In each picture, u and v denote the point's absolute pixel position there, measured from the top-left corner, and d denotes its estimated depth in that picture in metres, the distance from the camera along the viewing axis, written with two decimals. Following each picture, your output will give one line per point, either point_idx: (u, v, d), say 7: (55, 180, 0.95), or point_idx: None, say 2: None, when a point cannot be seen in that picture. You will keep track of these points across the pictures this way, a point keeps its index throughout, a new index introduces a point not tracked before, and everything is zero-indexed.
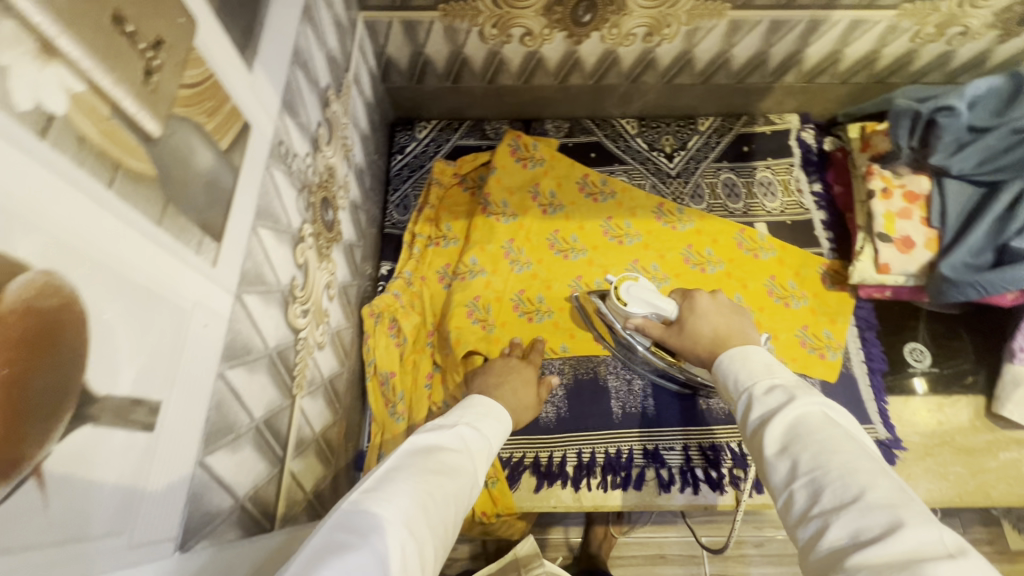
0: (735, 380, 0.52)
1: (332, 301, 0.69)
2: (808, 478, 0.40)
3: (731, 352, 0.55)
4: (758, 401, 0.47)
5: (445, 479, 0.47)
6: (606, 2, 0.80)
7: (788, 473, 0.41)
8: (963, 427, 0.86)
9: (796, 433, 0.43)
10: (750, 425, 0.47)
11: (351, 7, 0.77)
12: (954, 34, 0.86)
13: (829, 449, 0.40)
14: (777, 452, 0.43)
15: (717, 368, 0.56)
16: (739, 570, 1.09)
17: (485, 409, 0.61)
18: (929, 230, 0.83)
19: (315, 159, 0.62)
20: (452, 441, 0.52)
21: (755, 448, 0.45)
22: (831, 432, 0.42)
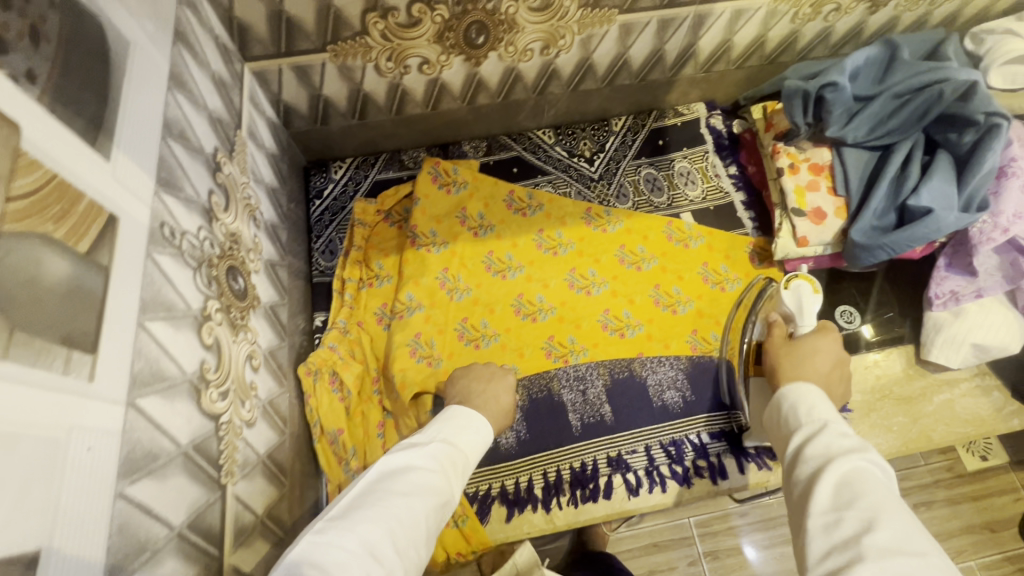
0: (808, 407, 0.53)
1: (258, 372, 0.65)
2: (866, 520, 0.41)
3: (809, 387, 0.55)
4: (833, 438, 0.48)
5: (415, 499, 0.49)
6: (497, 22, 0.79)
7: (845, 508, 0.43)
8: (898, 377, 0.90)
9: (860, 477, 0.44)
10: (809, 453, 0.49)
11: (233, 60, 0.73)
12: (829, 11, 0.91)
13: (892, 503, 0.42)
14: (833, 487, 0.45)
15: (786, 390, 0.57)
16: (731, 541, 1.12)
17: (463, 421, 0.61)
18: (837, 199, 0.87)
19: (212, 231, 0.59)
20: (428, 459, 0.53)
21: (805, 477, 0.47)
22: (890, 493, 0.44)
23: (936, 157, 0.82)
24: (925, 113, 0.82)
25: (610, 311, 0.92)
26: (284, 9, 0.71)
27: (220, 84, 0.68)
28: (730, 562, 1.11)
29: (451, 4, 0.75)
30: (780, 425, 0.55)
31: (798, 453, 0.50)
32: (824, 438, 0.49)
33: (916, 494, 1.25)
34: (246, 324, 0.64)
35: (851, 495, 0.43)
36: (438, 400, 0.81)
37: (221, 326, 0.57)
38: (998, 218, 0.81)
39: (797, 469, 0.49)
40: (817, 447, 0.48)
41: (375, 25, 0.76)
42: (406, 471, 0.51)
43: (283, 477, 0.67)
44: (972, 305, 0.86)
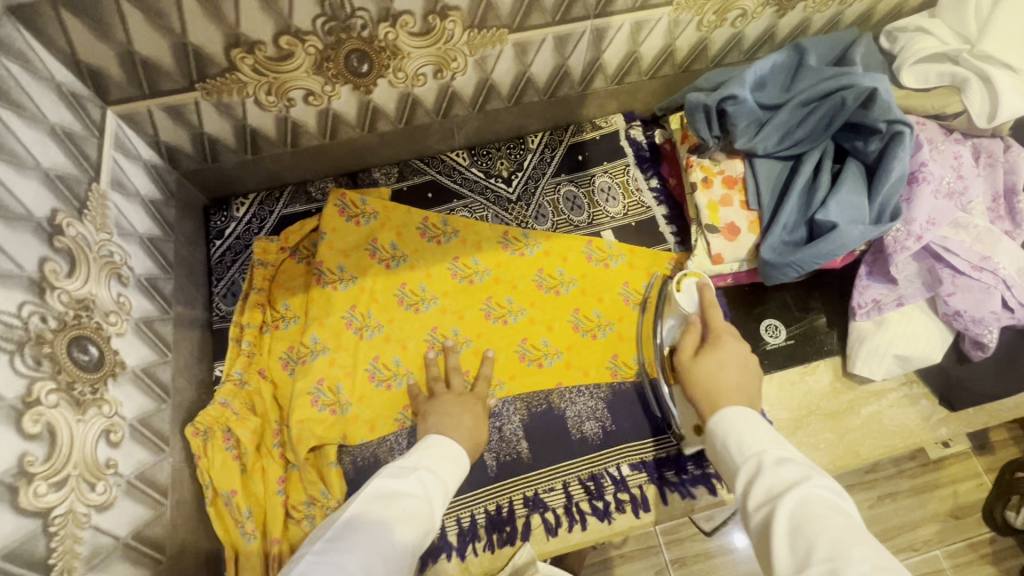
0: (738, 442, 0.54)
1: (120, 446, 0.60)
2: (825, 565, 0.40)
3: (738, 411, 0.58)
4: (772, 472, 0.49)
5: (402, 521, 0.54)
6: (378, 49, 0.75)
7: (804, 556, 0.42)
8: (825, 392, 0.88)
9: (808, 515, 0.44)
10: (755, 496, 0.49)
11: (87, 106, 0.68)
12: (735, 17, 0.87)
13: (846, 537, 0.41)
14: (785, 533, 0.44)
15: (715, 427, 0.58)
16: (700, 547, 1.18)
17: (443, 452, 0.67)
18: (749, 213, 0.85)
19: (45, 304, 0.54)
20: (412, 486, 0.59)
21: (761, 527, 0.47)
22: (837, 516, 0.44)
23: (846, 165, 0.79)
24: (831, 122, 0.79)
25: (527, 340, 0.89)
26: (135, 50, 0.65)
27: (64, 136, 0.62)
28: (698, 567, 1.17)
29: (322, 34, 0.70)
30: (725, 469, 0.55)
31: (746, 498, 0.50)
32: (763, 478, 0.49)
33: (881, 487, 1.24)
34: (100, 397, 0.59)
35: (802, 536, 0.43)
36: (342, 449, 0.80)
37: (58, 408, 0.52)
38: (911, 226, 0.78)
39: (751, 518, 0.48)
40: (760, 488, 0.49)
41: (243, 61, 0.71)
42: (394, 496, 0.56)
43: (160, 553, 0.63)
44: (894, 314, 0.83)
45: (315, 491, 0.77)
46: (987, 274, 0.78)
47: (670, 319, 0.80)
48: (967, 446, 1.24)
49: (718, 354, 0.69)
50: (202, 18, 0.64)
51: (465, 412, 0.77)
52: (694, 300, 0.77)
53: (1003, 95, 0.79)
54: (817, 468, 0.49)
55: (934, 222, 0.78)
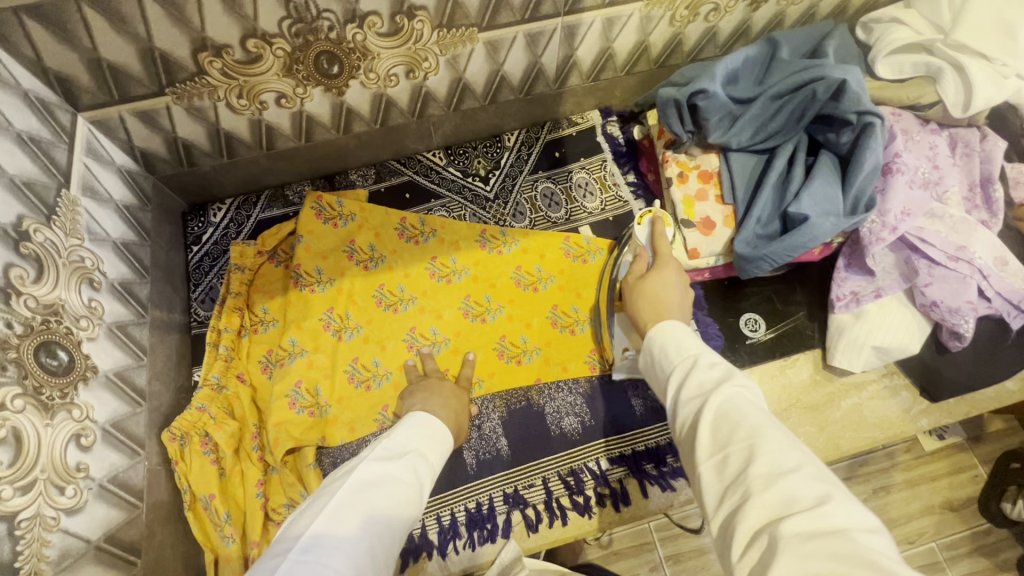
0: (676, 346, 0.57)
1: (92, 450, 0.61)
2: (744, 444, 0.43)
3: (671, 324, 0.60)
4: (704, 370, 0.52)
5: (393, 509, 0.58)
6: (347, 51, 0.75)
7: (725, 439, 0.45)
8: (805, 385, 0.88)
9: (732, 404, 0.47)
10: (688, 391, 0.51)
11: (57, 112, 0.68)
12: (708, 11, 0.87)
13: (764, 423, 0.44)
14: (711, 419, 0.47)
15: (654, 335, 0.61)
16: (693, 544, 1.18)
17: (429, 432, 0.71)
18: (725, 207, 0.84)
19: (9, 310, 0.54)
20: (404, 472, 0.63)
21: (689, 416, 0.49)
22: (760, 407, 0.47)
23: (819, 158, 0.79)
24: (803, 115, 0.79)
25: (506, 338, 0.89)
26: (102, 57, 0.66)
27: (31, 143, 0.62)
28: (692, 563, 1.16)
29: (290, 36, 0.70)
30: (660, 370, 0.58)
31: (680, 393, 0.52)
32: (696, 374, 0.52)
33: (873, 480, 1.23)
34: (71, 402, 0.59)
35: (726, 422, 0.46)
36: (321, 450, 0.80)
37: (24, 413, 0.53)
38: (885, 218, 0.78)
39: (681, 412, 0.51)
40: (692, 383, 0.51)
41: (211, 65, 0.71)
42: (385, 481, 0.60)
43: (135, 557, 0.64)
44: (872, 306, 0.83)
45: (295, 493, 0.77)
46: (963, 264, 0.77)
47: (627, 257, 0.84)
48: (960, 437, 1.24)
49: (662, 275, 0.73)
50: (167, 22, 0.64)
51: (443, 400, 0.78)
52: (649, 234, 0.81)
53: (976, 86, 0.79)
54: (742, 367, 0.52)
55: (908, 213, 0.78)
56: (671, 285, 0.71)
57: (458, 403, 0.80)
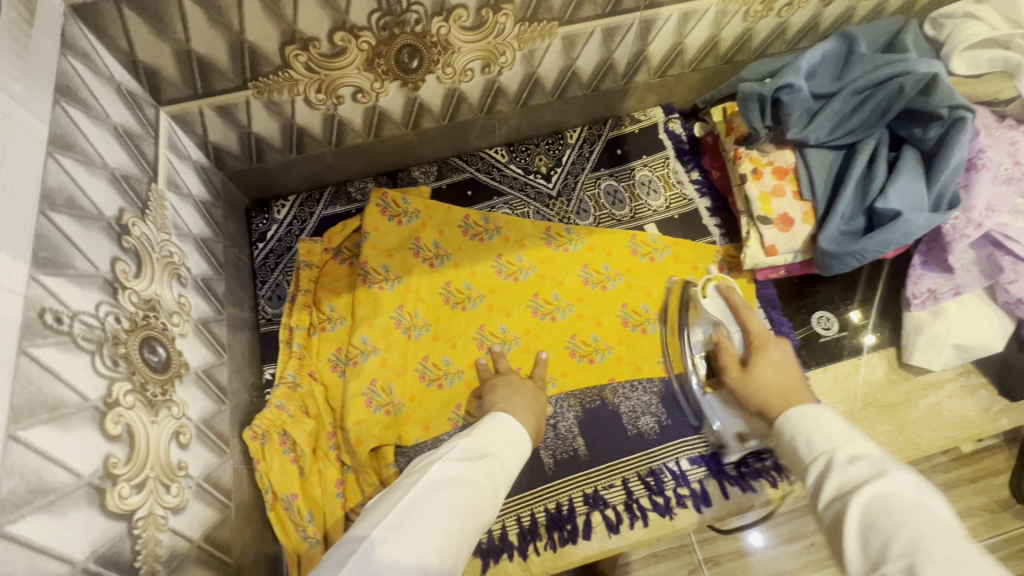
0: (806, 439, 0.54)
1: (188, 448, 0.60)
2: (904, 563, 0.38)
3: (809, 407, 0.57)
4: (843, 469, 0.48)
5: (465, 514, 0.53)
6: (429, 44, 0.74)
7: (879, 555, 0.40)
8: (881, 384, 0.87)
9: (880, 506, 0.43)
10: (827, 493, 0.48)
11: (143, 106, 0.67)
12: (782, 6, 0.86)
13: (926, 537, 0.39)
14: (859, 529, 0.43)
15: (790, 413, 0.59)
16: (732, 545, 1.09)
17: (508, 434, 0.67)
18: (803, 203, 0.83)
19: (118, 305, 0.53)
20: (479, 474, 0.58)
21: (833, 523, 0.46)
22: (920, 512, 0.41)
23: (902, 153, 0.78)
24: (886, 110, 0.78)
25: (577, 336, 0.88)
26: (193, 49, 0.65)
27: (125, 136, 0.62)
28: (731, 566, 1.07)
29: (376, 29, 0.69)
30: (797, 465, 0.55)
31: (818, 494, 0.49)
32: (835, 475, 0.48)
33: None
34: (170, 398, 0.58)
35: (877, 533, 0.41)
36: (398, 450, 0.79)
37: (134, 409, 0.51)
38: (970, 214, 0.77)
39: (823, 513, 0.47)
40: (831, 485, 0.48)
41: (297, 58, 0.70)
42: (460, 481, 0.56)
43: (227, 556, 0.62)
44: (951, 304, 0.82)
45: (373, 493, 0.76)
46: None
47: (698, 328, 0.83)
48: None
49: (768, 355, 0.72)
50: (262, 14, 0.63)
51: (520, 396, 0.77)
52: (718, 302, 0.83)
53: None
54: (898, 464, 0.47)
55: (994, 209, 0.77)
56: (780, 366, 0.69)
57: (538, 405, 0.78)
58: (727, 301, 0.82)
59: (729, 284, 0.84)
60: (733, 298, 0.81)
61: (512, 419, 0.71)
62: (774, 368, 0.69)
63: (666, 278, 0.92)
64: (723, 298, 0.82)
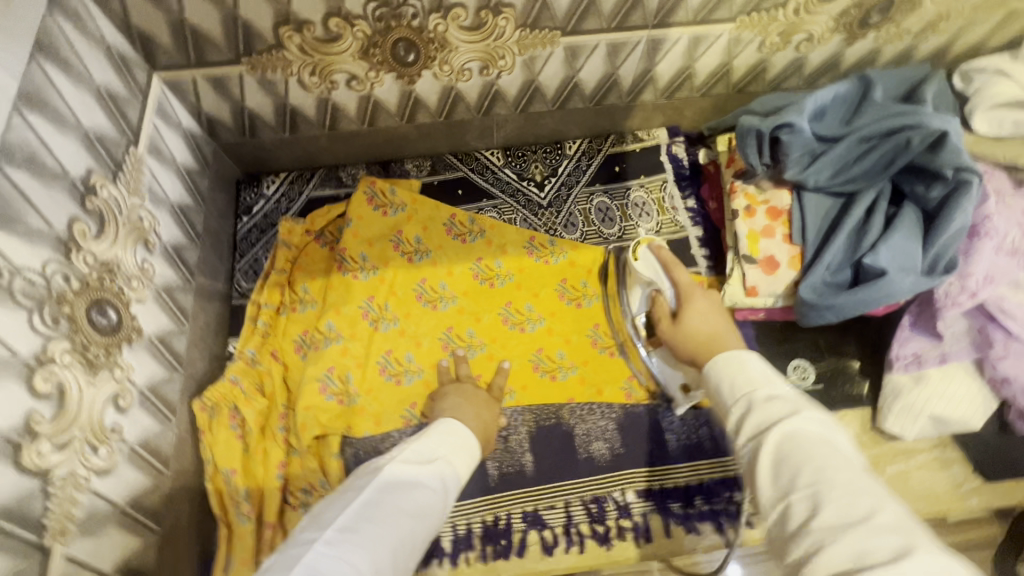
0: (729, 384, 0.52)
1: (127, 411, 0.60)
2: (807, 491, 0.40)
3: (735, 354, 0.54)
4: (762, 410, 0.47)
5: (417, 521, 0.51)
6: (426, 40, 0.73)
7: (787, 484, 0.41)
8: (850, 444, 0.83)
9: (799, 436, 0.43)
10: (746, 432, 0.47)
11: (133, 69, 0.68)
12: (800, 41, 0.83)
13: (831, 466, 0.41)
14: (770, 461, 0.43)
15: (714, 364, 0.55)
16: None
17: (460, 439, 0.65)
18: (792, 247, 0.80)
19: (69, 264, 0.54)
20: (430, 479, 0.56)
21: (746, 459, 0.46)
22: (828, 446, 0.42)
23: (901, 210, 0.74)
24: (892, 162, 0.74)
25: (543, 351, 0.87)
26: (187, 19, 0.65)
27: (107, 98, 0.62)
28: None
29: (372, 19, 0.69)
30: (718, 412, 0.53)
31: (737, 436, 0.48)
32: (754, 416, 0.47)
33: None
34: (114, 361, 0.59)
35: (787, 465, 0.42)
36: (346, 440, 0.78)
37: (70, 369, 0.52)
38: (966, 281, 0.72)
39: (739, 452, 0.47)
40: (749, 425, 0.47)
41: (291, 39, 0.70)
42: (413, 487, 0.53)
43: (154, 523, 0.63)
44: (934, 371, 0.78)
45: (314, 479, 0.75)
46: None
47: (636, 292, 0.80)
48: None
49: (694, 309, 0.70)
50: None
51: (473, 408, 0.76)
52: (652, 262, 0.76)
53: None
54: (807, 400, 0.47)
55: (993, 279, 0.73)
56: (706, 314, 0.69)
57: (489, 414, 0.77)
58: (657, 261, 0.76)
59: (661, 245, 0.77)
60: (663, 257, 0.75)
61: (461, 425, 0.70)
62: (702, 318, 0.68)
63: None
64: (654, 257, 0.76)
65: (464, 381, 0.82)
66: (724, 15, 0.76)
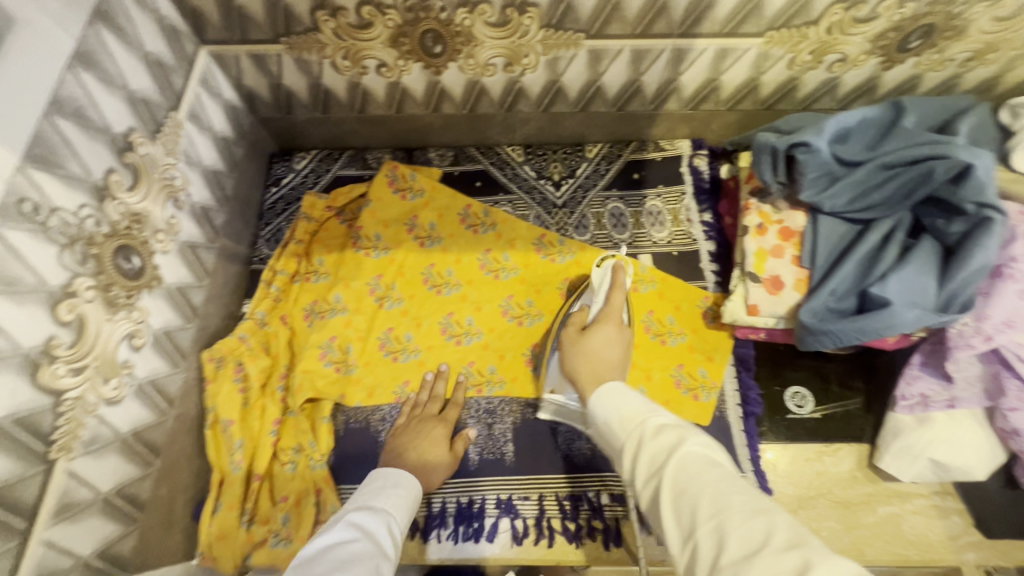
0: (619, 417, 0.57)
1: (139, 350, 0.66)
2: (711, 525, 0.41)
3: (614, 386, 0.62)
4: (651, 443, 0.50)
5: (349, 568, 0.48)
6: (453, 33, 0.76)
7: (690, 522, 0.43)
8: (842, 478, 0.81)
9: (687, 463, 0.46)
10: (642, 470, 0.49)
11: (183, 41, 0.74)
12: (833, 61, 0.81)
13: (724, 491, 0.43)
14: (671, 497, 0.45)
15: (598, 400, 0.61)
16: None
17: (378, 486, 0.65)
18: (800, 270, 0.78)
19: (100, 210, 0.59)
20: (348, 531, 0.54)
21: (649, 500, 0.47)
22: (713, 469, 0.45)
23: (918, 242, 0.72)
24: (913, 192, 0.71)
25: (537, 346, 0.88)
26: None
27: (155, 64, 0.68)
28: None
29: (402, 10, 0.72)
30: (611, 442, 0.57)
31: (635, 474, 0.50)
32: (646, 449, 0.50)
33: None
34: (133, 303, 0.64)
35: (686, 498, 0.44)
36: (338, 407, 0.82)
37: (92, 303, 0.58)
38: (982, 323, 0.68)
39: (642, 494, 0.49)
40: (644, 462, 0.50)
41: (326, 23, 0.74)
42: (330, 546, 0.51)
43: (153, 457, 0.69)
44: (941, 415, 0.75)
45: (304, 440, 0.79)
46: None
47: (579, 301, 0.85)
48: None
49: (603, 331, 0.77)
50: None
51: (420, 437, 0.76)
52: (607, 274, 0.83)
53: None
54: (689, 425, 0.51)
55: (1012, 325, 0.67)
56: (610, 340, 0.76)
57: (423, 439, 0.76)
58: (611, 275, 0.82)
59: (626, 266, 0.83)
60: (618, 275, 0.82)
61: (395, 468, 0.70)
62: (599, 342, 0.75)
63: (644, 310, 0.90)
64: (610, 273, 0.82)
65: (423, 407, 0.82)
66: (752, 29, 0.76)
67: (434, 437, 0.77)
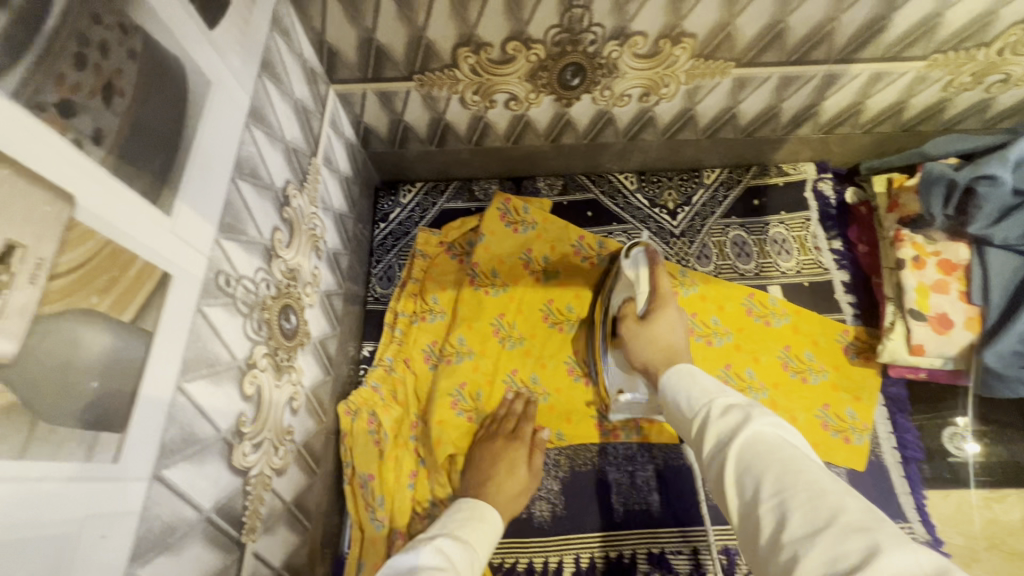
0: (685, 399, 0.57)
1: (297, 414, 0.63)
2: (774, 501, 0.40)
3: (686, 364, 0.61)
4: (718, 421, 0.50)
5: None
6: (596, 65, 0.72)
7: (754, 496, 0.42)
8: (1015, 528, 0.75)
9: (761, 439, 0.45)
10: (708, 448, 0.50)
11: (319, 82, 0.71)
12: (994, 82, 0.76)
13: (792, 470, 0.41)
14: (735, 474, 0.45)
15: (670, 377, 0.61)
16: None
17: (469, 517, 0.63)
18: (969, 307, 0.73)
19: (270, 270, 0.56)
20: (433, 558, 0.52)
21: (716, 473, 0.47)
22: (785, 448, 0.44)
23: None
24: None
25: None
26: (375, 38, 0.67)
27: (302, 111, 0.66)
28: None
29: (549, 44, 0.69)
30: (676, 419, 0.58)
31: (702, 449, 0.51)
32: (713, 424, 0.50)
33: None
34: (292, 364, 0.61)
35: (749, 475, 0.44)
36: None
37: (266, 372, 0.55)
38: None
39: (708, 466, 0.49)
40: (711, 437, 0.50)
41: (465, 60, 0.71)
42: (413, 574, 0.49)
43: (308, 521, 0.66)
44: None
45: (442, 493, 0.76)
46: None
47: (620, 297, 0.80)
48: None
49: (666, 316, 0.74)
50: (446, 15, 0.64)
51: (497, 464, 0.73)
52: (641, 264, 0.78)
53: None
54: (757, 405, 0.50)
55: None
56: (676, 325, 0.73)
57: (502, 466, 0.73)
58: (648, 263, 0.77)
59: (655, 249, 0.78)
60: (653, 257, 0.78)
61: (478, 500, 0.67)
62: (665, 328, 0.73)
63: (779, 345, 0.86)
64: (644, 260, 0.77)
65: (500, 424, 0.79)
66: (918, 53, 0.71)
67: (511, 463, 0.74)
